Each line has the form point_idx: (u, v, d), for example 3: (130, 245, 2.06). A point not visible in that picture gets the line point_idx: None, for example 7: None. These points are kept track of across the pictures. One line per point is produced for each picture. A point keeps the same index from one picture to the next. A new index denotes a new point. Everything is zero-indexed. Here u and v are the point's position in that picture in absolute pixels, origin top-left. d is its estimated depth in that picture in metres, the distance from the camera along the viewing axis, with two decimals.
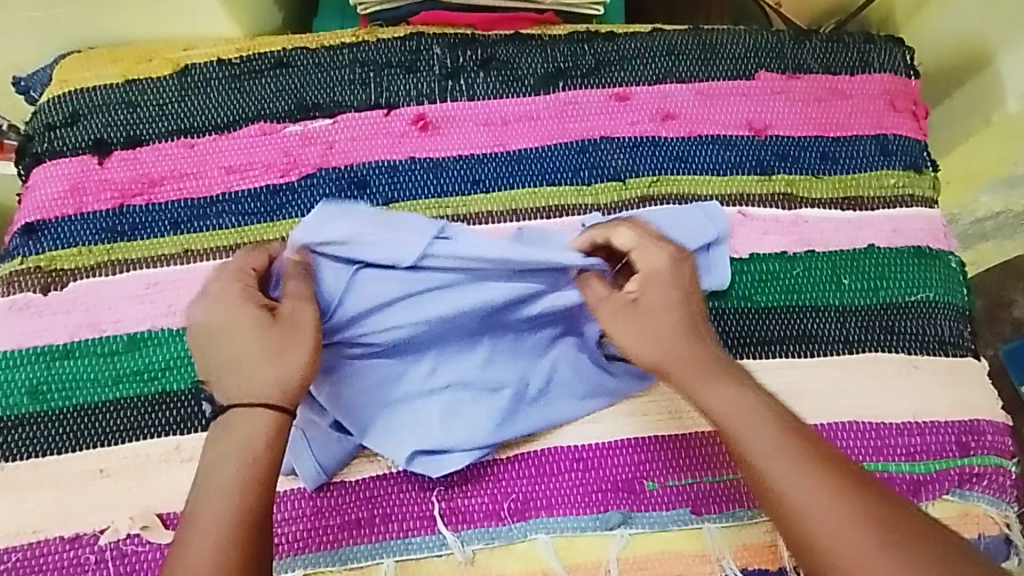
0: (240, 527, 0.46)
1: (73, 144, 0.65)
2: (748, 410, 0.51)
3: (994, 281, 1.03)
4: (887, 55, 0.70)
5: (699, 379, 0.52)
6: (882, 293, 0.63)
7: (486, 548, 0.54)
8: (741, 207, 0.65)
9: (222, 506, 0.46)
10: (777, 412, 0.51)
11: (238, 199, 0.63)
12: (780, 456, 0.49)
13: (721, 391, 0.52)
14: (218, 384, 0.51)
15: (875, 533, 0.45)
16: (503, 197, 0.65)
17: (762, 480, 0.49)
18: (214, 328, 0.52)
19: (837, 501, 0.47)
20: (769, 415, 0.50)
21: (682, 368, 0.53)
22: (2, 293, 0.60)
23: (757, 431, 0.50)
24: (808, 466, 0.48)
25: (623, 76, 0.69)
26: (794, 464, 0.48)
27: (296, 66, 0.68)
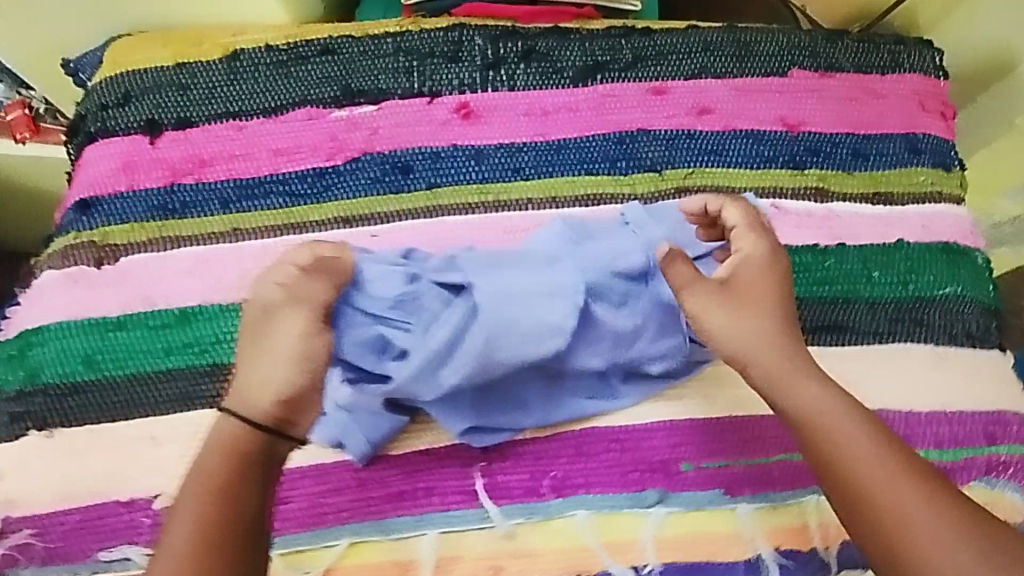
0: (212, 526, 0.48)
1: (125, 123, 0.66)
2: (834, 410, 0.52)
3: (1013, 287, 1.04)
4: (918, 56, 0.72)
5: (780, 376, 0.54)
6: (911, 287, 0.64)
7: (526, 523, 0.56)
8: (775, 201, 0.66)
9: (196, 504, 0.48)
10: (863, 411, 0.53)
11: (287, 180, 0.65)
12: (869, 458, 0.51)
13: (811, 390, 0.53)
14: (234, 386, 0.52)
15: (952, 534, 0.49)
16: (543, 184, 0.66)
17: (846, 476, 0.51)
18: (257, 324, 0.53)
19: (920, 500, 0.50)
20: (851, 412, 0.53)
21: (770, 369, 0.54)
22: (58, 266, 0.62)
23: (846, 433, 0.52)
24: (894, 468, 0.51)
25: (660, 70, 0.70)
26: (880, 465, 0.51)
27: (342, 53, 0.69)
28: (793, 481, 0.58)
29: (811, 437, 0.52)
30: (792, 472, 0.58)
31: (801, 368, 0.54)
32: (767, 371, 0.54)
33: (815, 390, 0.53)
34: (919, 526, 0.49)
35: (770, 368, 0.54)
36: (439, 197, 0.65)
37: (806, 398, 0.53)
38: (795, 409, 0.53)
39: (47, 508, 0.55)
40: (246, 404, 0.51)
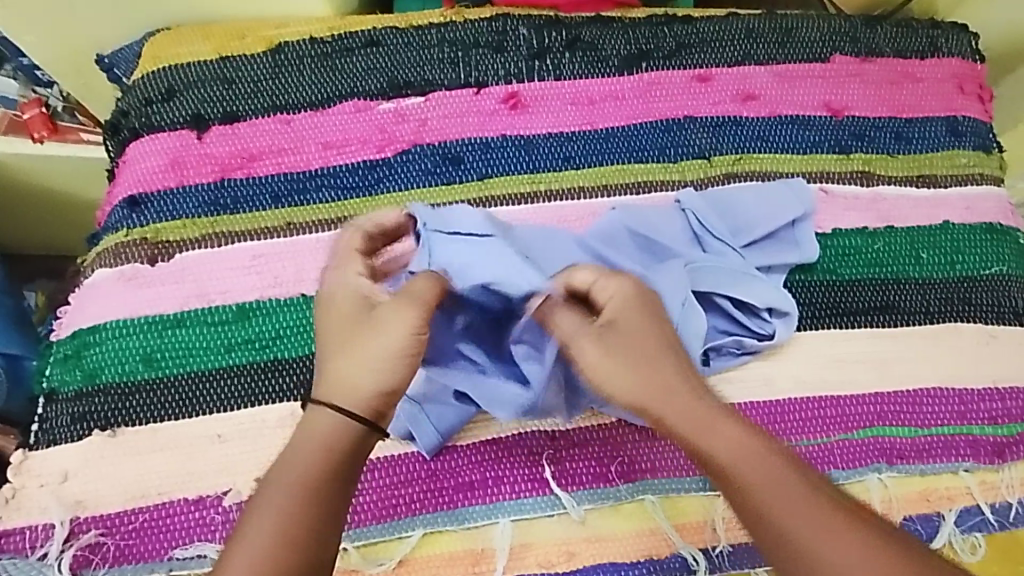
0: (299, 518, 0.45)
1: (171, 119, 0.65)
2: (754, 453, 0.47)
3: None
4: (954, 40, 0.73)
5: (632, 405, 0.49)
6: (959, 267, 0.66)
7: (596, 508, 0.56)
8: (823, 184, 0.67)
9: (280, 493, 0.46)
10: (782, 455, 0.47)
11: (337, 173, 0.65)
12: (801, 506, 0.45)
13: (721, 434, 0.48)
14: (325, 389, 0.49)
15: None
16: (594, 173, 0.67)
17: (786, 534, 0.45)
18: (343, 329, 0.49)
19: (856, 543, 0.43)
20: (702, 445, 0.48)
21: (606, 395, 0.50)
22: (109, 264, 0.61)
23: (763, 478, 0.46)
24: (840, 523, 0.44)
25: (704, 57, 0.71)
26: (808, 511, 0.45)
27: (387, 45, 0.69)
28: (854, 460, 0.59)
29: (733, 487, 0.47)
30: (852, 451, 0.59)
31: (689, 401, 0.49)
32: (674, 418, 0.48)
33: (722, 433, 0.48)
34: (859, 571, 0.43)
35: (686, 412, 0.48)
36: (491, 188, 0.65)
37: (726, 449, 0.47)
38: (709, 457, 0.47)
39: (115, 508, 0.54)
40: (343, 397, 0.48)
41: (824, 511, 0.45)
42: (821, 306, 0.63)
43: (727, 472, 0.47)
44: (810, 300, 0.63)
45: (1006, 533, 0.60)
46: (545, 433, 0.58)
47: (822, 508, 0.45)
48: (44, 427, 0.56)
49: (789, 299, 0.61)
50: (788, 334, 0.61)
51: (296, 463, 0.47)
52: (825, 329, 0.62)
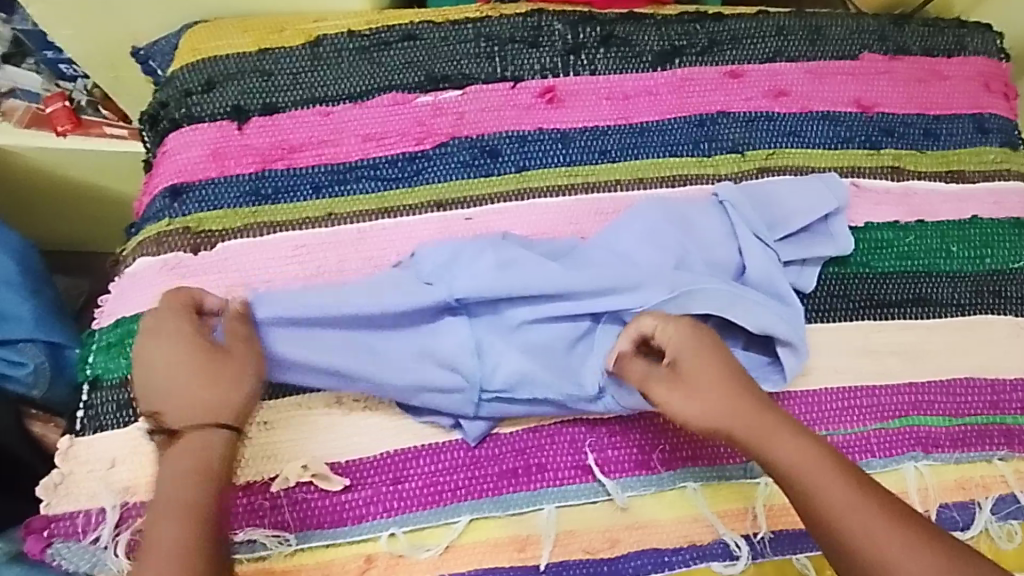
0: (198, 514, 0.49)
1: (211, 110, 0.66)
2: (816, 463, 0.51)
3: None
4: (980, 39, 0.75)
5: (706, 389, 0.53)
6: (989, 260, 0.67)
7: (640, 496, 0.57)
8: (854, 179, 0.68)
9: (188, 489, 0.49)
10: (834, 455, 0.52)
11: (378, 165, 0.65)
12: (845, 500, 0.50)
13: (787, 446, 0.52)
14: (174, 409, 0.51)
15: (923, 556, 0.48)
16: (630, 167, 0.67)
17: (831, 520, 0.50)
18: (181, 359, 0.52)
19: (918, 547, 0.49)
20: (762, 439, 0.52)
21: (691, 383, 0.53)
22: (152, 252, 0.61)
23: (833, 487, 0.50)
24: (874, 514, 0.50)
25: (736, 54, 0.72)
26: (867, 519, 0.49)
27: (423, 39, 0.70)
28: (890, 448, 0.60)
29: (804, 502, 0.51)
30: (889, 440, 0.60)
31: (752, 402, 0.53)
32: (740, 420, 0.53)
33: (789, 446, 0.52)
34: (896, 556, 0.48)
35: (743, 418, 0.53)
36: (530, 180, 0.66)
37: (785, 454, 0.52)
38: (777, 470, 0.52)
39: None
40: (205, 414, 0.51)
41: (884, 516, 0.50)
42: (856, 297, 0.64)
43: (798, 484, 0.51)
44: (845, 291, 0.64)
45: None
46: (585, 421, 0.58)
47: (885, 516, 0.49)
48: (90, 413, 0.57)
49: (792, 330, 0.60)
50: (792, 366, 0.60)
51: (176, 461, 0.50)
52: (860, 320, 0.64)
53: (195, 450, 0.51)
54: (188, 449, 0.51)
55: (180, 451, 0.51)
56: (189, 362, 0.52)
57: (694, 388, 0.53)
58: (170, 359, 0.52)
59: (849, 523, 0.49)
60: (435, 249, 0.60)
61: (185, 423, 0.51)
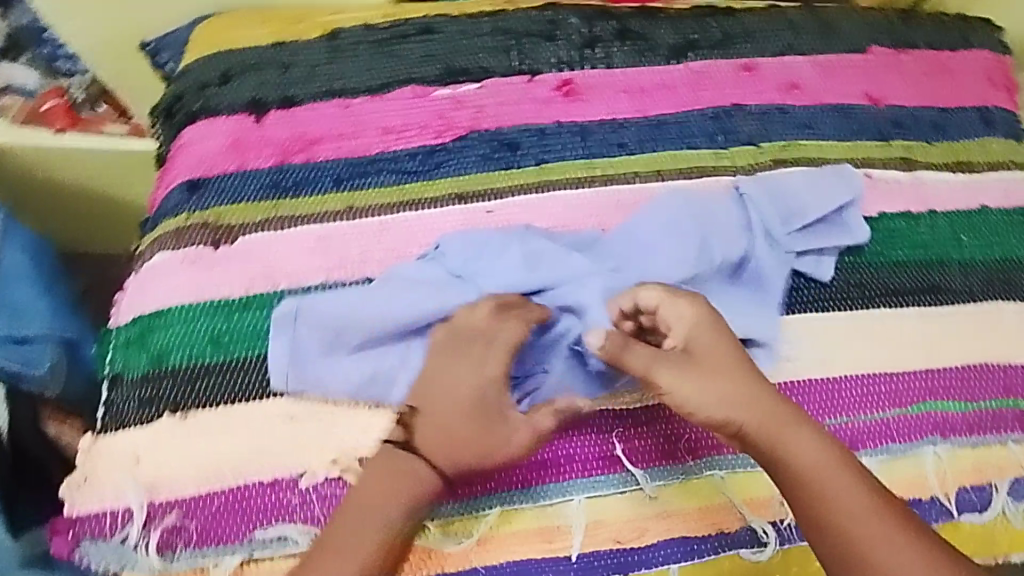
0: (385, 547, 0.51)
1: (228, 102, 0.65)
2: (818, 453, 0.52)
3: None
4: (983, 35, 0.77)
5: (714, 379, 0.53)
6: (999, 249, 0.68)
7: (666, 485, 0.57)
8: (867, 170, 0.69)
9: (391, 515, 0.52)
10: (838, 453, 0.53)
11: (397, 158, 0.65)
12: (849, 500, 0.50)
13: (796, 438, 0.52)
14: (426, 436, 0.53)
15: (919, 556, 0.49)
16: (649, 160, 0.68)
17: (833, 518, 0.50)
18: (469, 396, 0.53)
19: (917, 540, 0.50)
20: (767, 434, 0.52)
21: (699, 371, 0.53)
22: (171, 246, 0.61)
23: (839, 476, 0.51)
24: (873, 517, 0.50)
25: (749, 48, 0.73)
26: (867, 521, 0.50)
27: (442, 33, 0.69)
28: (909, 434, 0.61)
29: (804, 490, 0.51)
30: (909, 426, 0.61)
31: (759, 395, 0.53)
32: (747, 414, 0.52)
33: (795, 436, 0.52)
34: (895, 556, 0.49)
35: (751, 411, 0.52)
36: (550, 172, 0.66)
37: (790, 448, 0.52)
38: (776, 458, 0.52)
39: (190, 490, 0.54)
40: (447, 459, 0.52)
41: (878, 509, 0.50)
42: (871, 286, 0.65)
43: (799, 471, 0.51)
44: (860, 280, 0.65)
45: None
46: (612, 410, 0.58)
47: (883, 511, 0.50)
48: (111, 410, 0.56)
49: None
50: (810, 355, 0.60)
51: (386, 481, 0.52)
52: (876, 308, 0.65)
53: (416, 481, 0.52)
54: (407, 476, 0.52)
55: (397, 467, 0.52)
56: (469, 402, 0.52)
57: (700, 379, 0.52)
58: (495, 378, 0.53)
59: (846, 512, 0.50)
60: (460, 240, 0.60)
61: (429, 455, 0.52)
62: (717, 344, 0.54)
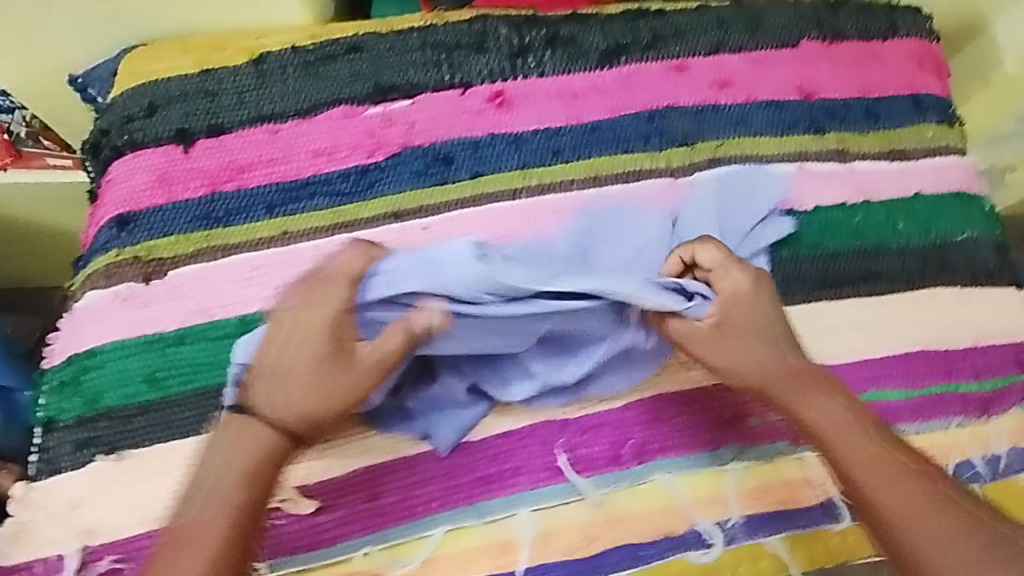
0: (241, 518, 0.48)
1: (155, 135, 0.64)
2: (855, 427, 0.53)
3: None
4: (911, 21, 0.78)
5: (751, 342, 0.56)
6: (933, 234, 0.69)
7: (613, 491, 0.58)
8: (801, 163, 0.70)
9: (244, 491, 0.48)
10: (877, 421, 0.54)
11: (330, 179, 0.65)
12: (872, 466, 0.51)
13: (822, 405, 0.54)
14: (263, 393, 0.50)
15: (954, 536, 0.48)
16: (584, 165, 0.68)
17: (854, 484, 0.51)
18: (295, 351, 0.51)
19: (935, 518, 0.48)
20: (803, 396, 0.55)
21: (732, 337, 0.56)
22: (102, 284, 0.60)
23: (870, 449, 0.52)
24: (902, 490, 0.50)
25: (679, 48, 0.73)
26: (901, 492, 0.50)
27: (369, 50, 0.69)
28: None
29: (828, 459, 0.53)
30: None
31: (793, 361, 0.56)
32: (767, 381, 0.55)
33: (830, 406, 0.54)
34: (913, 524, 0.49)
35: (783, 378, 0.55)
36: (485, 185, 0.66)
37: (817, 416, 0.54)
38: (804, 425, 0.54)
39: (126, 534, 0.53)
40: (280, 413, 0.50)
41: (908, 483, 0.50)
42: (810, 278, 0.66)
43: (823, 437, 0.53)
44: (799, 274, 0.66)
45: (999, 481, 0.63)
46: (556, 420, 0.59)
47: (908, 475, 0.50)
48: (45, 457, 0.56)
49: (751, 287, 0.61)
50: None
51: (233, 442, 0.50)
52: (816, 300, 0.65)
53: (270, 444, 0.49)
54: (257, 440, 0.49)
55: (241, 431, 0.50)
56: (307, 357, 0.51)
57: (733, 349, 0.56)
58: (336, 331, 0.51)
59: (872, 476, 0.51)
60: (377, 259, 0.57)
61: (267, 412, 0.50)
62: (755, 312, 0.57)
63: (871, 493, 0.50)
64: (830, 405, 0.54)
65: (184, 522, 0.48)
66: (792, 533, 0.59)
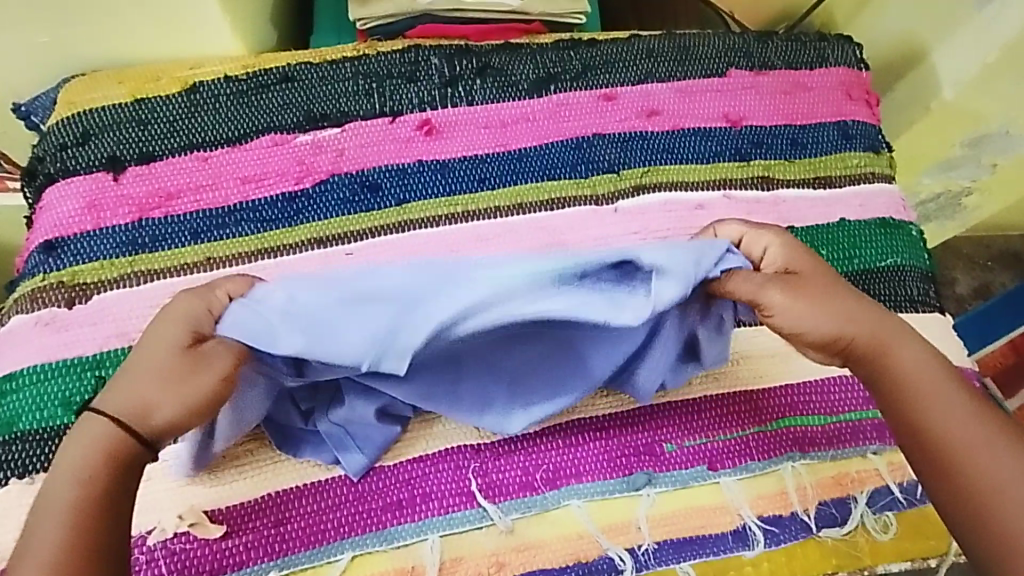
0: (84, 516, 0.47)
1: (86, 162, 0.66)
2: (928, 369, 0.54)
3: (970, 247, 1.24)
4: (840, 50, 0.79)
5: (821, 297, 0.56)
6: (857, 261, 0.70)
7: (524, 517, 0.58)
8: (726, 191, 0.71)
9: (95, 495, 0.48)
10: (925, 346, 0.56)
11: (256, 207, 0.66)
12: (939, 387, 0.53)
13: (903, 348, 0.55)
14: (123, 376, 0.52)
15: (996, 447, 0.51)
16: (509, 193, 0.69)
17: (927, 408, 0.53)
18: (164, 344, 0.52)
19: (988, 440, 0.51)
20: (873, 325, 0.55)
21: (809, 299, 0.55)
22: (26, 309, 0.61)
23: (924, 375, 0.54)
24: (964, 412, 0.53)
25: (609, 78, 0.74)
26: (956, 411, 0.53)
27: (302, 80, 0.71)
28: (768, 451, 0.62)
29: (898, 386, 0.54)
30: (767, 442, 0.62)
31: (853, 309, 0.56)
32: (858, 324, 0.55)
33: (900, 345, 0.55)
34: (967, 441, 0.51)
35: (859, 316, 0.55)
36: (411, 212, 0.67)
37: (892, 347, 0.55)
38: (887, 354, 0.54)
39: None
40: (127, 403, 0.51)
41: (964, 403, 0.53)
42: None
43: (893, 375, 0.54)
44: None
45: (915, 509, 0.63)
46: (471, 446, 0.59)
47: (964, 395, 0.53)
48: None
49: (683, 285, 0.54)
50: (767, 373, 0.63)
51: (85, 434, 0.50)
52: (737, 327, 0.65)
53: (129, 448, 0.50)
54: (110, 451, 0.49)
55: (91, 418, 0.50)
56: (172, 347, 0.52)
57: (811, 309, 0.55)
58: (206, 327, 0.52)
59: (924, 395, 0.53)
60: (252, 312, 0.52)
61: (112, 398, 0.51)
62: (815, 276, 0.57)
63: (933, 409, 0.53)
64: (909, 341, 0.55)
65: (34, 539, 0.47)
66: (702, 561, 0.59)
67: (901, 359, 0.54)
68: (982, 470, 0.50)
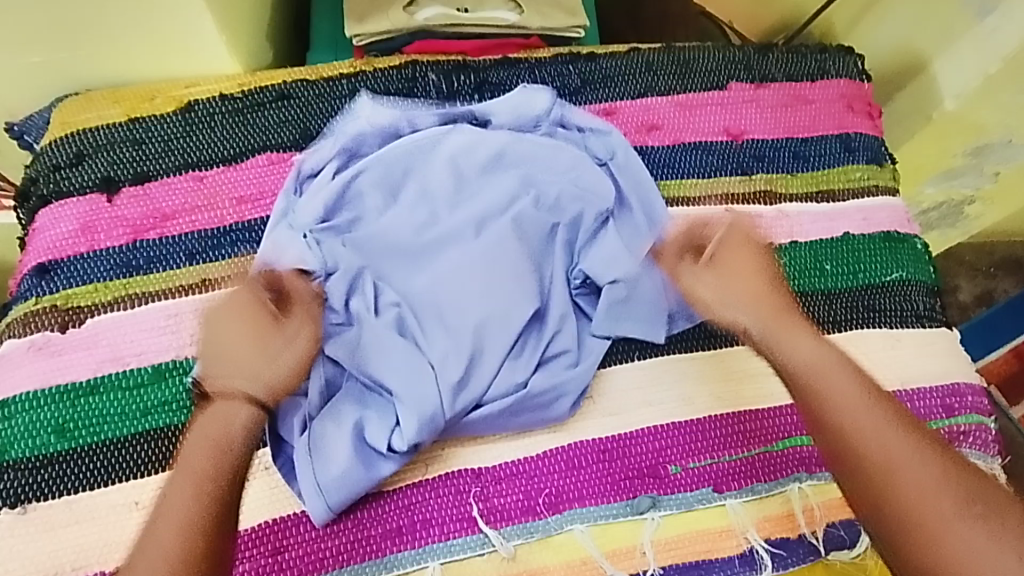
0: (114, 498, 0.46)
1: (80, 183, 0.65)
2: (846, 392, 0.53)
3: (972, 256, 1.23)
4: (841, 63, 0.78)
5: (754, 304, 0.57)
6: (861, 275, 0.69)
7: (527, 542, 0.57)
8: (728, 207, 0.70)
9: None
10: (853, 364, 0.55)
11: (253, 227, 0.65)
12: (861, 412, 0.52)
13: (799, 344, 0.55)
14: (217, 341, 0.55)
15: (927, 485, 0.49)
16: None
17: (843, 426, 0.52)
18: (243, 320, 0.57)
19: (912, 471, 0.50)
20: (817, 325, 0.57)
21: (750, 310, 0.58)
22: (18, 334, 0.60)
23: (832, 391, 0.53)
24: (892, 435, 0.51)
25: (607, 92, 0.73)
26: (875, 435, 0.51)
27: (297, 98, 0.70)
28: (774, 472, 0.61)
29: (820, 403, 0.53)
30: (772, 463, 0.61)
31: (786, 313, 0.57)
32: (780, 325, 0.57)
33: (844, 381, 0.54)
34: (895, 474, 0.49)
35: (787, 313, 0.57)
36: None
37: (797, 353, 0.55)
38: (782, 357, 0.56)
39: None
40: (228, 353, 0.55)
41: (892, 426, 0.52)
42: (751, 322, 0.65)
43: (817, 388, 0.54)
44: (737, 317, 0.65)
45: None
46: (467, 469, 0.58)
47: (893, 420, 0.52)
48: None
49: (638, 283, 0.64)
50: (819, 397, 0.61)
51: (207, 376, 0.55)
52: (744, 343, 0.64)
53: None
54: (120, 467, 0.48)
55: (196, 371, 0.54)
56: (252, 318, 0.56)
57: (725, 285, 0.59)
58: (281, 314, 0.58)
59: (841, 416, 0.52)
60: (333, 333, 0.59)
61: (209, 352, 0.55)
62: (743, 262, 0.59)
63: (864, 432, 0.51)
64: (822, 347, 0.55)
65: None
66: None
67: (796, 359, 0.55)
68: (903, 503, 0.49)
